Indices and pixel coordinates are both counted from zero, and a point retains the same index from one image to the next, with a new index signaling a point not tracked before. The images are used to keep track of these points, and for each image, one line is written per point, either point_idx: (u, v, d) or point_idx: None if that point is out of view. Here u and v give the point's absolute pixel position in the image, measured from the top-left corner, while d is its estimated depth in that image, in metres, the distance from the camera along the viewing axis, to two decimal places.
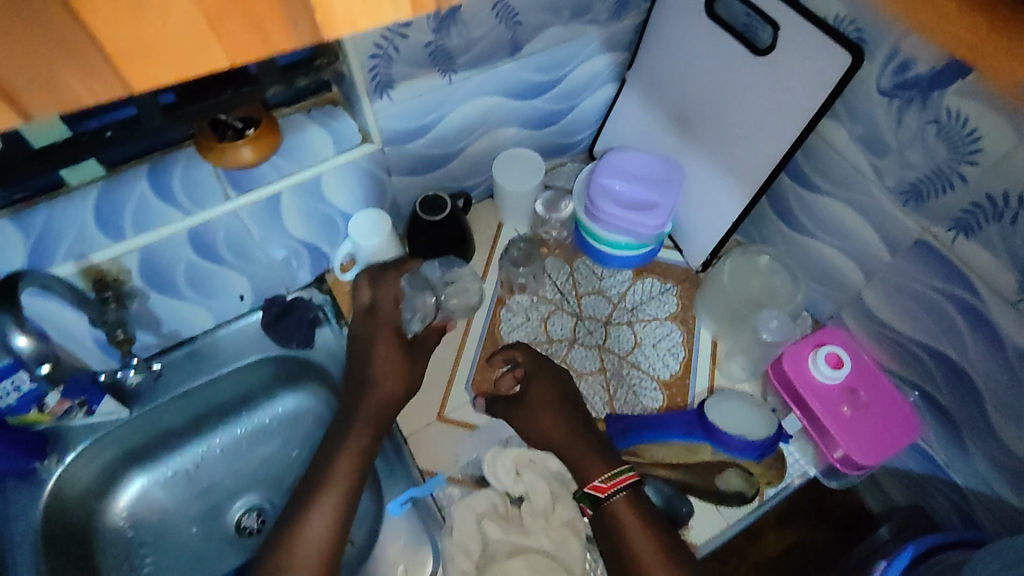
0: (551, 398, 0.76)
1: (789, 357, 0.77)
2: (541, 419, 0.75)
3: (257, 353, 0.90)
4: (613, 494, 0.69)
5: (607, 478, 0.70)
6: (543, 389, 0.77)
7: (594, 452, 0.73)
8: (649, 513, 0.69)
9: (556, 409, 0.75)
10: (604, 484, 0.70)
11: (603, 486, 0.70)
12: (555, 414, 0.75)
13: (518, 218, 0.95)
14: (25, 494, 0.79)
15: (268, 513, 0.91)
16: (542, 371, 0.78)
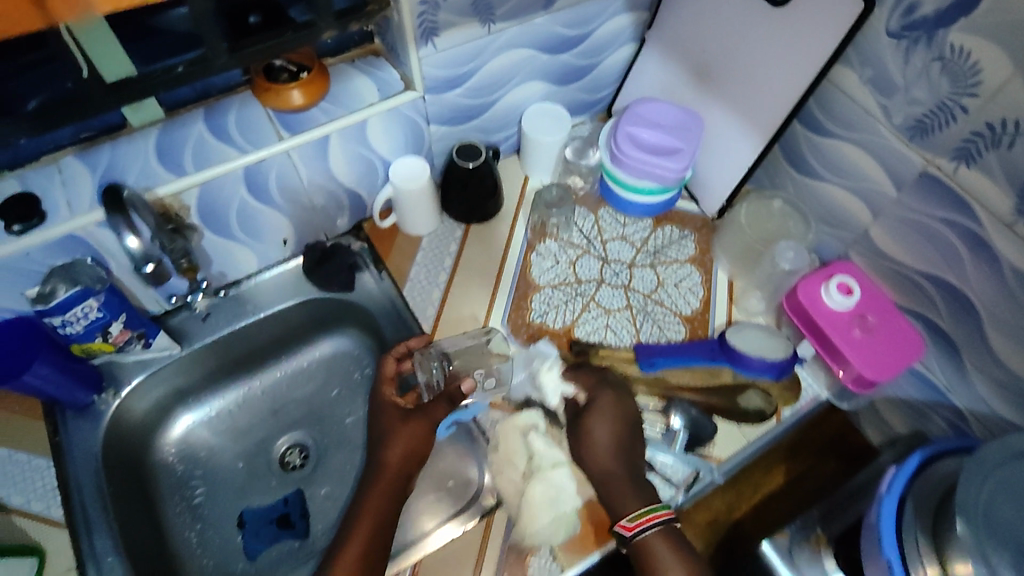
0: (603, 433, 0.77)
1: (803, 288, 0.84)
2: (590, 455, 0.76)
3: (297, 297, 0.93)
4: (644, 531, 0.69)
5: (636, 516, 0.70)
6: (598, 422, 0.78)
7: (628, 485, 0.74)
8: (679, 546, 0.70)
9: (608, 443, 0.77)
10: (632, 522, 0.70)
11: (630, 525, 0.70)
12: (605, 450, 0.76)
13: (543, 168, 1.01)
14: (85, 425, 0.82)
15: (311, 449, 0.94)
16: (605, 404, 0.79)
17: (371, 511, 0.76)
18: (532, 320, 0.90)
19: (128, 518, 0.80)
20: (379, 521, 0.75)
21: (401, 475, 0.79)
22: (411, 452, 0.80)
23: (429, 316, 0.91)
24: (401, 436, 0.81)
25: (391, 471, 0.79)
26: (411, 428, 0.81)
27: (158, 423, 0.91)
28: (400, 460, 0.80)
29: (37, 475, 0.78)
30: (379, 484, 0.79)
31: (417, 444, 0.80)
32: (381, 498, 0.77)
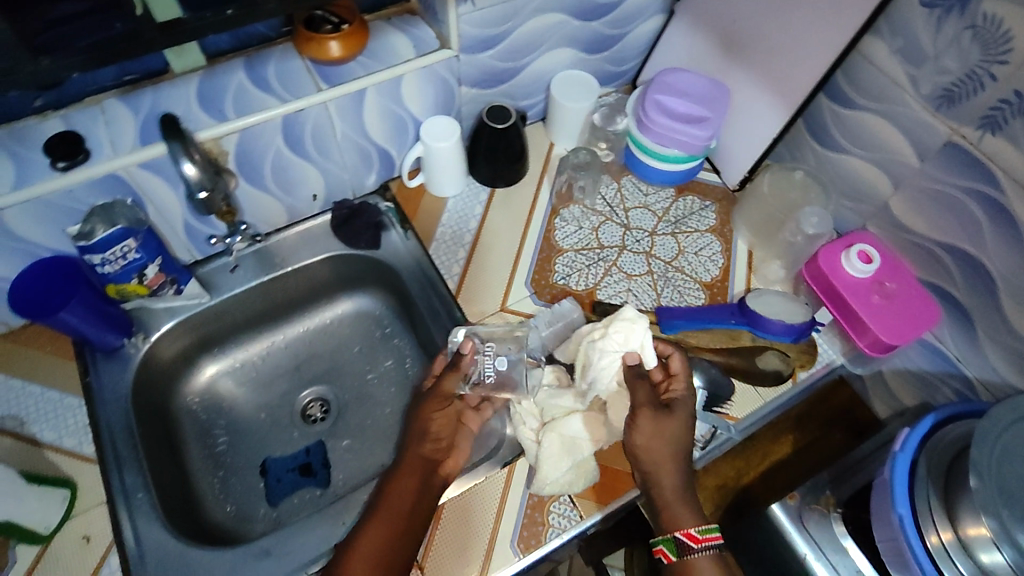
0: (681, 437, 0.72)
1: (823, 256, 0.86)
2: (661, 456, 0.71)
3: (324, 253, 0.94)
4: (704, 549, 0.66)
5: (702, 529, 0.67)
6: (678, 424, 0.72)
7: (691, 498, 0.70)
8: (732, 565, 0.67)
9: (681, 449, 0.72)
10: (701, 535, 0.66)
11: (696, 536, 0.67)
12: (681, 455, 0.71)
13: (569, 135, 1.02)
14: (115, 367, 0.83)
15: (332, 403, 0.96)
16: (686, 403, 0.74)
17: (395, 501, 0.71)
18: (556, 282, 0.91)
19: (155, 460, 0.81)
20: (405, 514, 0.70)
21: (423, 458, 0.75)
22: (430, 433, 0.76)
23: (454, 274, 0.92)
24: (421, 418, 0.77)
25: (413, 455, 0.75)
26: (427, 407, 0.77)
27: (184, 371, 0.92)
28: (421, 442, 0.76)
29: (69, 411, 0.79)
30: (403, 470, 0.74)
31: (434, 424, 0.76)
32: (410, 484, 0.72)
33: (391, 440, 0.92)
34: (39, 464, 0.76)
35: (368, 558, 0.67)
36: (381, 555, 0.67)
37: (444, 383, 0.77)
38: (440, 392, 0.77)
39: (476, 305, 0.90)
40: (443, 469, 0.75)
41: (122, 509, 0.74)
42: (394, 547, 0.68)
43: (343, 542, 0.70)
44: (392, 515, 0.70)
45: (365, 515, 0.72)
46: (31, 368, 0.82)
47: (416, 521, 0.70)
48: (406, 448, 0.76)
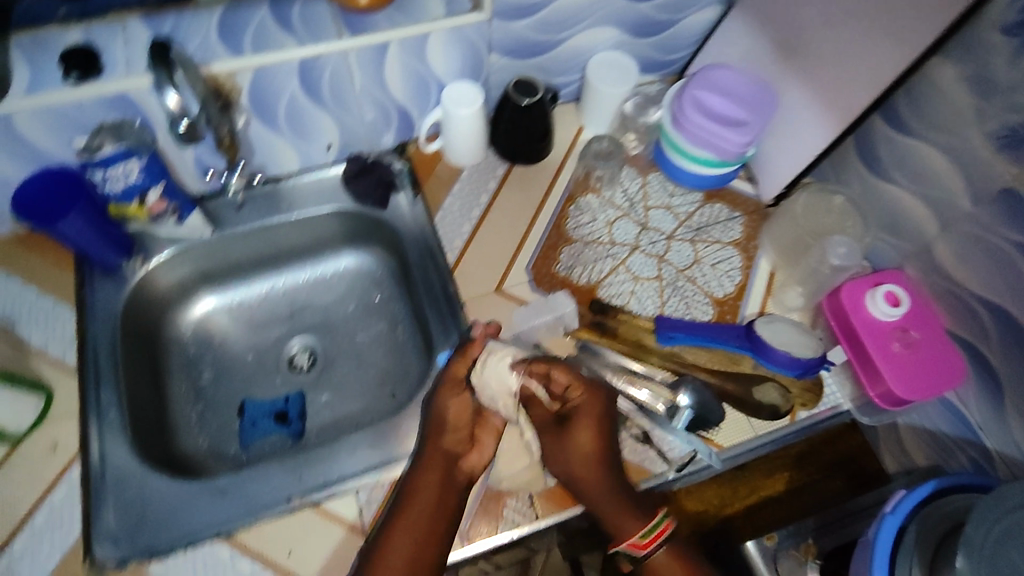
0: (596, 443, 0.70)
1: (847, 291, 0.79)
2: (582, 472, 0.69)
3: (331, 205, 0.93)
4: (653, 552, 0.67)
5: (643, 536, 0.66)
6: (589, 430, 0.70)
7: (628, 501, 0.68)
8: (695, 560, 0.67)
9: (602, 448, 0.70)
10: (642, 544, 0.66)
11: (639, 546, 0.67)
12: (598, 460, 0.69)
13: (599, 120, 0.97)
14: (111, 286, 0.85)
15: (320, 355, 0.95)
16: (589, 406, 0.71)
17: (419, 505, 0.67)
18: (557, 272, 0.87)
19: (134, 382, 0.82)
20: (430, 520, 0.66)
21: (444, 452, 0.70)
22: (448, 424, 0.71)
23: (454, 248, 0.89)
24: (438, 405, 0.72)
25: (433, 450, 0.70)
26: (441, 395, 0.73)
27: (181, 300, 0.93)
28: (440, 433, 0.71)
29: (59, 321, 0.82)
30: (426, 467, 0.69)
31: (451, 412, 0.72)
32: (434, 482, 0.68)
33: (369, 404, 0.91)
34: (23, 367, 0.78)
35: (398, 567, 0.63)
36: (409, 562, 0.64)
37: (453, 368, 0.73)
38: (451, 376, 0.73)
39: (471, 283, 0.87)
40: (466, 462, 0.70)
41: (93, 423, 0.76)
42: (425, 553, 0.64)
43: (367, 549, 0.66)
44: (419, 518, 0.66)
45: (386, 516, 0.68)
46: (30, 273, 0.84)
47: (443, 522, 0.67)
48: (425, 441, 0.72)
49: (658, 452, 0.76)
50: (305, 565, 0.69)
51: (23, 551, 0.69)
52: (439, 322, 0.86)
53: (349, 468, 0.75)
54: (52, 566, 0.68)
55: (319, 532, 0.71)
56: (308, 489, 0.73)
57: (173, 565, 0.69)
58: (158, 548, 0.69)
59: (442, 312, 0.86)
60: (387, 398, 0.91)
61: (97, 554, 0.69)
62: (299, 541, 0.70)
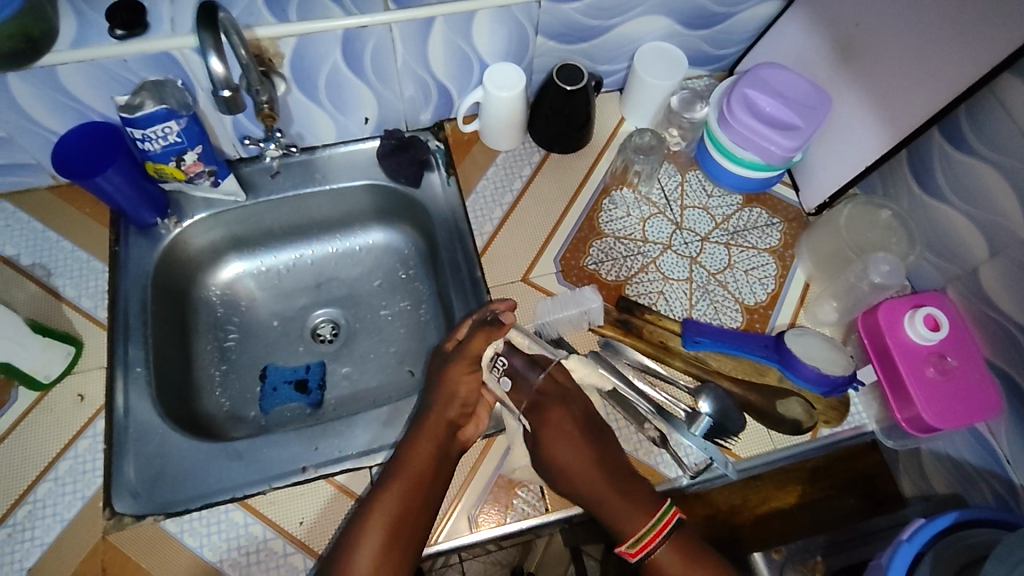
0: (571, 453, 0.69)
1: (885, 310, 0.77)
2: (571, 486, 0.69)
3: (364, 179, 0.93)
4: (644, 557, 0.67)
5: (634, 543, 0.67)
6: (557, 442, 0.70)
7: (624, 502, 0.68)
8: (703, 551, 0.66)
9: (578, 461, 0.69)
10: (632, 550, 0.67)
11: (632, 551, 0.67)
12: (579, 471, 0.69)
13: (642, 112, 0.95)
14: (144, 244, 0.86)
15: (343, 328, 0.96)
16: (548, 432, 0.70)
17: (418, 459, 0.68)
18: (586, 265, 0.86)
19: (161, 337, 0.83)
20: (424, 477, 0.68)
21: (447, 423, 0.71)
22: (455, 399, 0.72)
23: (484, 233, 0.88)
24: (449, 378, 0.73)
25: (436, 419, 0.71)
26: (453, 370, 0.73)
27: (211, 263, 0.94)
28: (445, 405, 0.72)
29: (93, 275, 0.83)
30: (425, 431, 0.70)
31: (463, 388, 0.72)
32: (433, 440, 0.70)
33: (388, 380, 0.91)
34: (57, 317, 0.80)
35: (388, 516, 0.65)
36: (399, 511, 0.65)
37: (472, 344, 0.73)
38: (466, 354, 0.73)
39: (499, 271, 0.86)
40: (461, 435, 0.72)
41: (119, 377, 0.77)
42: (415, 502, 0.66)
43: (363, 504, 0.67)
44: (414, 474, 0.67)
45: (383, 473, 0.69)
46: (68, 225, 0.86)
47: (434, 485, 0.68)
48: (425, 410, 0.72)
49: (673, 456, 0.75)
50: (316, 535, 0.70)
51: (45, 497, 0.70)
52: (464, 306, 0.85)
53: (365, 445, 0.76)
54: (72, 514, 0.70)
55: (331, 503, 0.71)
56: (323, 461, 0.74)
57: (190, 521, 0.70)
58: (174, 506, 0.71)
59: (467, 296, 0.85)
60: (406, 375, 0.91)
61: (116, 507, 0.70)
62: (312, 510, 0.71)
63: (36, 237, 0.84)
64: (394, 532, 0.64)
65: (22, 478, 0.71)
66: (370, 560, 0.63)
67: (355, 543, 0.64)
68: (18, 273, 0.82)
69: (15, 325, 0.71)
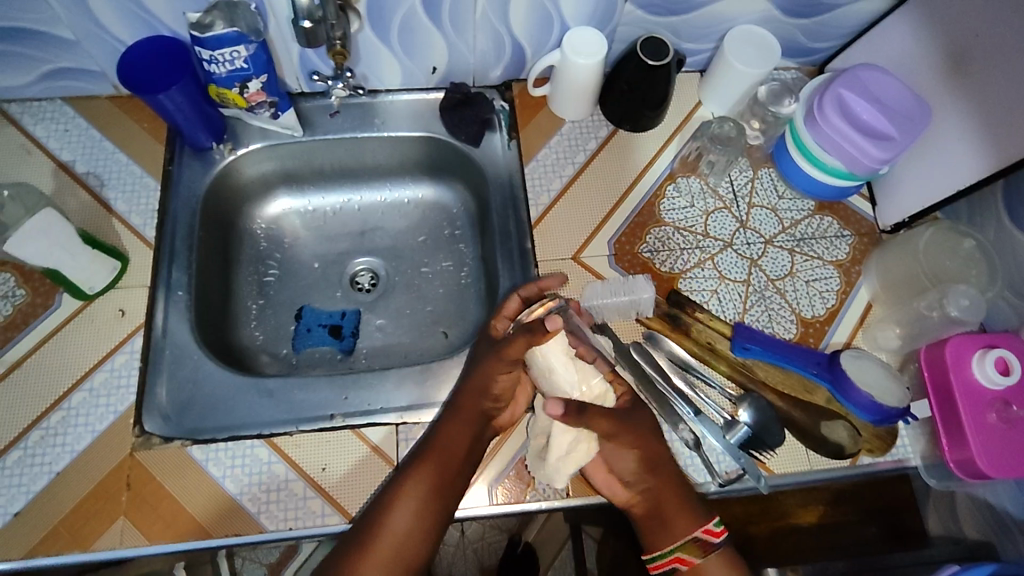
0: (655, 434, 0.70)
1: (953, 345, 0.72)
2: (657, 461, 0.68)
3: (423, 130, 0.90)
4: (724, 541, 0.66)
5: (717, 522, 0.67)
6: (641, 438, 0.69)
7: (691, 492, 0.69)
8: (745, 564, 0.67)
9: (655, 459, 0.68)
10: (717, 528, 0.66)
11: (716, 531, 0.66)
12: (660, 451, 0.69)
13: (722, 99, 0.89)
14: (198, 166, 0.85)
15: (383, 280, 0.94)
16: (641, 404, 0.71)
17: (451, 441, 0.68)
18: (640, 252, 0.83)
19: (205, 264, 0.83)
20: (457, 458, 0.67)
21: (482, 412, 0.70)
22: (491, 391, 0.70)
23: (539, 204, 0.85)
24: (485, 372, 0.69)
25: (471, 405, 0.69)
26: (489, 366, 0.69)
27: (260, 195, 0.93)
28: (480, 394, 0.70)
29: (145, 191, 0.82)
30: (460, 414, 0.69)
31: (498, 384, 0.70)
32: (467, 422, 0.69)
33: (420, 338, 0.90)
34: (106, 228, 0.79)
35: (420, 495, 0.64)
36: (431, 490, 0.65)
37: (512, 347, 0.68)
38: (502, 355, 0.68)
39: (550, 245, 0.83)
40: (495, 420, 0.72)
41: (160, 297, 0.77)
42: (445, 486, 0.65)
43: (391, 482, 0.66)
44: (447, 454, 0.67)
45: (412, 454, 0.69)
46: (125, 137, 0.84)
47: (461, 471, 0.67)
48: (461, 392, 0.71)
49: (705, 461, 0.73)
50: (337, 484, 0.69)
51: (79, 406, 0.71)
52: (509, 277, 0.83)
53: (394, 402, 0.75)
54: (103, 427, 0.70)
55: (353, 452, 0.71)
56: (352, 411, 0.74)
57: (215, 451, 0.70)
58: (201, 433, 0.71)
59: (514, 268, 0.83)
60: (439, 337, 0.89)
61: (146, 426, 0.71)
62: (335, 457, 0.70)
63: (93, 145, 0.83)
64: (421, 510, 0.64)
65: (57, 386, 0.71)
66: (396, 542, 0.62)
67: (382, 522, 0.63)
68: (72, 179, 0.81)
69: (66, 233, 0.71)
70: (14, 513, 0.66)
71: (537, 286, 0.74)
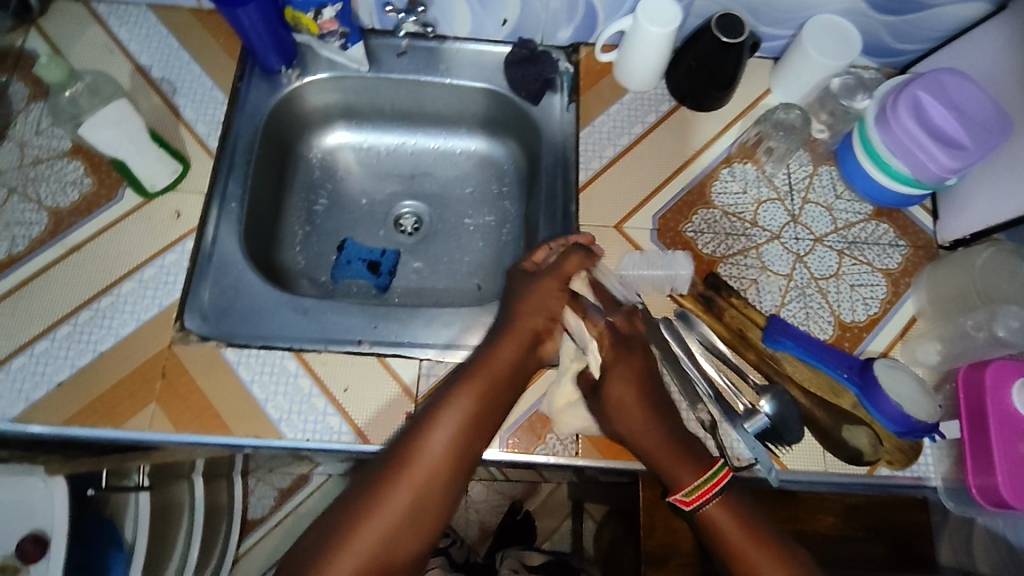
0: (636, 395, 0.69)
1: (995, 369, 0.69)
2: (632, 426, 0.68)
3: (484, 81, 0.90)
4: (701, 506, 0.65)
5: (691, 491, 0.65)
6: (615, 404, 0.69)
7: (682, 453, 0.68)
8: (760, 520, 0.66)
9: (628, 423, 0.69)
10: (688, 498, 0.66)
11: (688, 498, 0.66)
12: (635, 414, 0.69)
13: (794, 89, 0.87)
14: (265, 88, 0.87)
15: (425, 225, 0.95)
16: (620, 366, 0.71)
17: (495, 366, 0.68)
18: (683, 231, 0.82)
19: (260, 182, 0.86)
20: (501, 383, 0.67)
21: (533, 332, 0.71)
22: (541, 311, 0.72)
23: (590, 168, 0.85)
24: (538, 291, 0.73)
25: (523, 327, 0.71)
26: (544, 282, 0.73)
27: (320, 126, 0.95)
28: (531, 314, 0.72)
29: (212, 103, 0.85)
30: (509, 339, 0.70)
31: (553, 300, 0.73)
32: (514, 347, 0.69)
33: (454, 285, 0.91)
34: (173, 134, 0.82)
35: (463, 419, 0.64)
36: (472, 413, 0.65)
37: (566, 264, 0.74)
38: (559, 271, 0.74)
39: (596, 211, 0.82)
40: (542, 348, 0.72)
41: (214, 207, 0.81)
42: (489, 412, 0.66)
43: (413, 424, 0.64)
44: (492, 378, 0.67)
45: (421, 414, 0.66)
46: (201, 50, 0.87)
47: (505, 397, 0.68)
48: (512, 316, 0.72)
49: (718, 445, 0.73)
50: (357, 405, 0.71)
51: (128, 295, 0.75)
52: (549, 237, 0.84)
53: (420, 338, 0.77)
54: (147, 317, 0.74)
55: (376, 380, 0.72)
56: (379, 340, 0.76)
57: (247, 355, 0.73)
58: (236, 338, 0.75)
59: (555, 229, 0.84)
60: (472, 288, 0.91)
61: (186, 323, 0.75)
62: (356, 381, 0.72)
63: (170, 53, 0.86)
64: (463, 433, 0.64)
65: (111, 272, 0.75)
66: (434, 467, 0.62)
67: (423, 440, 0.63)
68: (147, 83, 0.85)
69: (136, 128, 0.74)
70: (59, 382, 0.70)
71: (564, 240, 0.78)
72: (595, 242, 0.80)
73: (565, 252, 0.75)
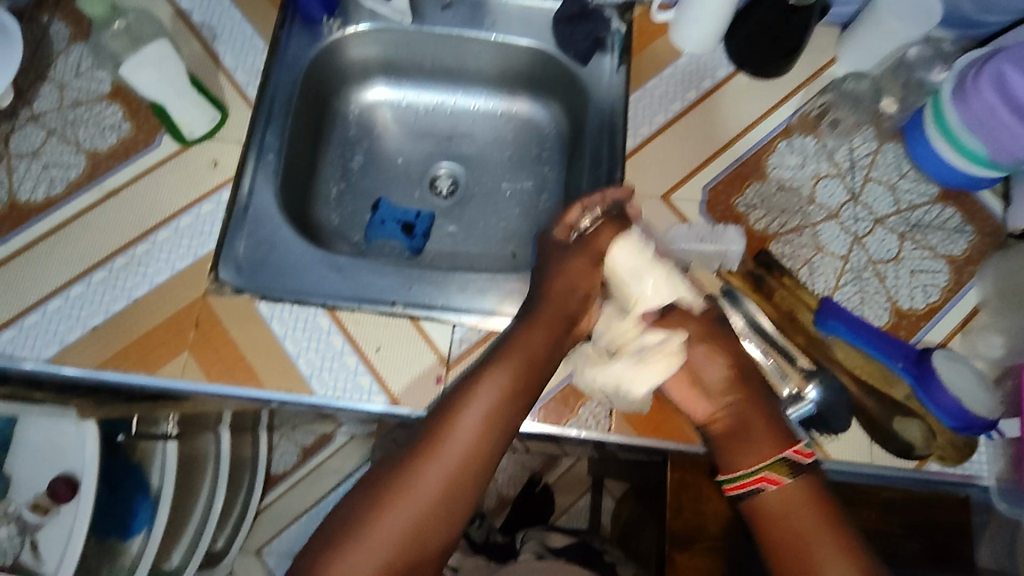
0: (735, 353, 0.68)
1: None
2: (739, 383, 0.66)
3: (531, 39, 0.86)
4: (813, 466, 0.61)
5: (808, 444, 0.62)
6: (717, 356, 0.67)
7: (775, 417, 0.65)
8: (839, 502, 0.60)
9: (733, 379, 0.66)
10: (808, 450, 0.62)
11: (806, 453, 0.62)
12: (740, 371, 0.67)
13: (861, 59, 0.81)
14: (306, 38, 0.85)
15: (461, 188, 0.93)
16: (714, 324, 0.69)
17: (527, 347, 0.64)
18: (734, 205, 0.78)
19: (297, 135, 0.84)
20: (534, 366, 0.64)
21: (565, 315, 0.67)
22: (569, 291, 0.68)
23: (638, 134, 0.80)
24: (566, 273, 0.68)
25: (556, 308, 0.67)
26: (573, 261, 0.69)
27: (358, 80, 0.93)
28: (564, 298, 0.68)
29: (252, 51, 0.82)
30: (541, 321, 0.66)
31: (583, 282, 0.68)
32: (547, 328, 0.66)
33: (488, 251, 0.89)
34: (212, 80, 0.80)
35: (493, 399, 0.62)
36: (503, 394, 0.62)
37: (599, 240, 0.69)
38: (591, 247, 0.69)
39: (642, 179, 0.78)
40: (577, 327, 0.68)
41: (251, 158, 0.79)
42: (520, 394, 0.63)
43: (443, 402, 0.62)
44: (524, 360, 0.64)
45: (452, 391, 0.63)
46: None
47: (538, 379, 0.64)
48: (546, 294, 0.68)
49: None
50: (389, 366, 0.70)
51: (164, 242, 0.74)
52: None
53: (454, 303, 0.75)
54: (182, 267, 0.73)
55: (409, 342, 0.71)
56: (413, 303, 0.74)
57: (280, 309, 0.72)
58: (270, 292, 0.74)
59: None
60: (507, 255, 0.88)
61: (220, 274, 0.74)
62: (389, 342, 0.71)
63: None
64: (493, 414, 0.61)
65: (147, 219, 0.74)
66: (463, 448, 0.59)
67: (453, 419, 0.60)
68: (187, 27, 0.82)
69: None
70: (93, 326, 0.70)
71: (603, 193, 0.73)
72: (641, 212, 0.76)
73: (598, 227, 0.70)
